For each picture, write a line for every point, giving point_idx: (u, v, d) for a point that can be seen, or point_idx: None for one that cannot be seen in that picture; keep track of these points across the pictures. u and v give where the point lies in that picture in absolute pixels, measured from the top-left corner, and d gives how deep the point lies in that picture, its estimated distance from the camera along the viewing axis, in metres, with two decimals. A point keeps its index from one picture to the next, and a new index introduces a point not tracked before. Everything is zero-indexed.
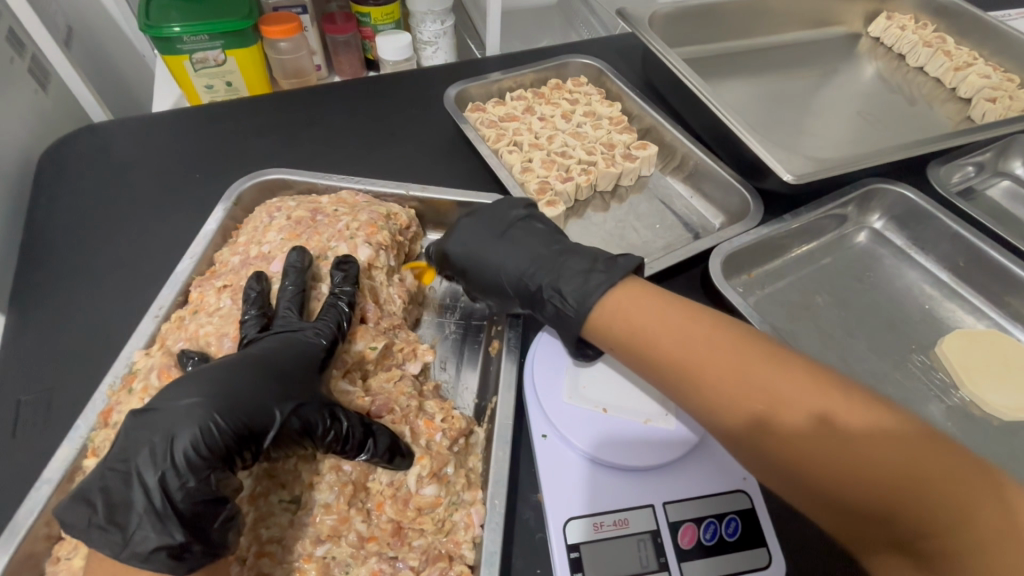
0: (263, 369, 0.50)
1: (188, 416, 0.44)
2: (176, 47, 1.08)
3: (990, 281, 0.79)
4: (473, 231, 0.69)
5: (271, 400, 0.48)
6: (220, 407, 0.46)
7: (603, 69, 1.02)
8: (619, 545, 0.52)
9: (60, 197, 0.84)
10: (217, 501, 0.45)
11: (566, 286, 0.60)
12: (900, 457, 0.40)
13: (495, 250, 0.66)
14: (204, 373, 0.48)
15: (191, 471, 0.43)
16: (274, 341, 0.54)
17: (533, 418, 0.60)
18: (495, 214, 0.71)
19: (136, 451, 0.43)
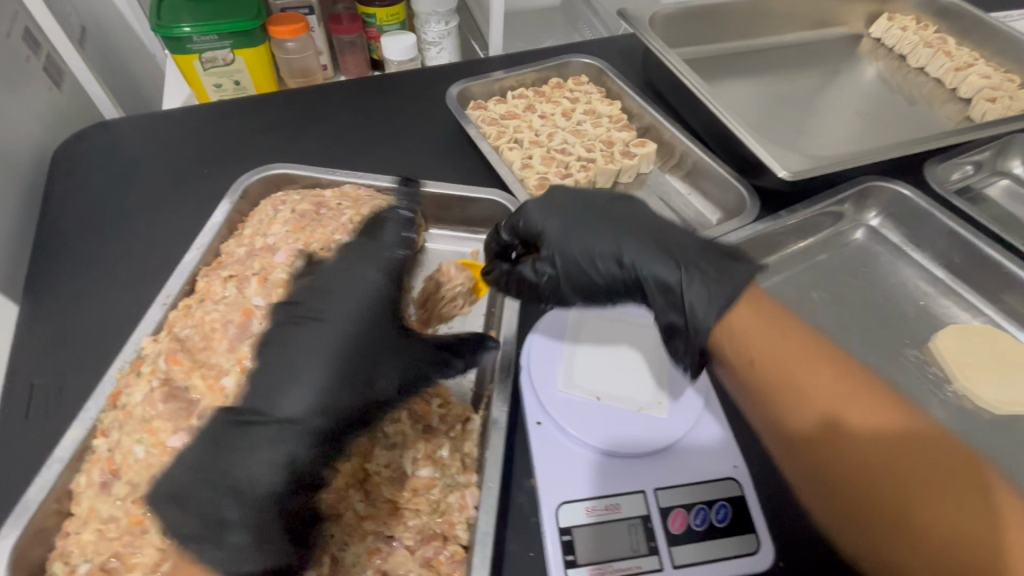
0: (348, 348, 0.55)
1: (291, 424, 0.49)
2: (186, 46, 1.11)
3: (985, 278, 0.79)
4: (564, 211, 0.66)
5: (373, 369, 0.55)
6: (320, 403, 0.51)
7: (603, 69, 1.04)
8: (610, 529, 0.53)
9: (72, 191, 0.86)
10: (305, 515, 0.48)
11: (694, 274, 0.59)
12: (937, 506, 0.46)
13: (600, 231, 0.64)
14: (279, 363, 0.53)
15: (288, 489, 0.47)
16: (343, 301, 0.59)
17: (528, 405, 0.62)
18: (587, 197, 0.68)
19: (235, 467, 0.47)
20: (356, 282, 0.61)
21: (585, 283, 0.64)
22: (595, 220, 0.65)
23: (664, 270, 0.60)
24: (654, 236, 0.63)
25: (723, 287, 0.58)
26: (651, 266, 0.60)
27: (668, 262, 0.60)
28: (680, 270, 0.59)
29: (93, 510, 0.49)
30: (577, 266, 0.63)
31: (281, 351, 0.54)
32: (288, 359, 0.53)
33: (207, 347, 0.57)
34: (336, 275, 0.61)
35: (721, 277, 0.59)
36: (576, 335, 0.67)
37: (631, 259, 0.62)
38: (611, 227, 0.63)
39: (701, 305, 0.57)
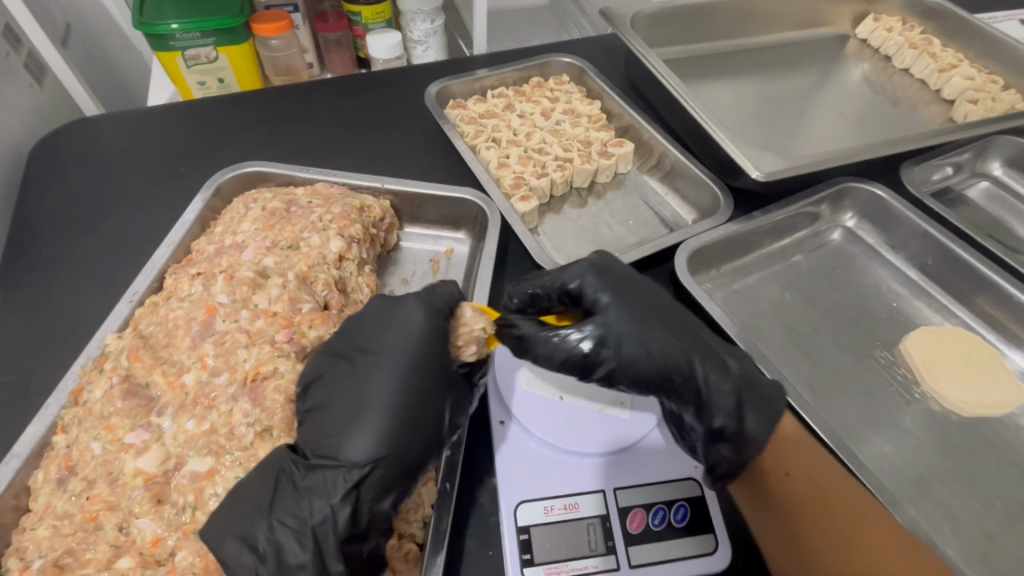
0: (409, 384, 0.50)
1: (374, 465, 0.46)
2: (169, 43, 1.10)
3: (958, 279, 0.79)
4: (625, 286, 0.58)
5: (436, 408, 0.50)
6: (391, 442, 0.47)
7: (584, 68, 1.04)
8: (568, 528, 0.54)
9: (48, 187, 0.86)
10: (374, 553, 0.47)
11: (747, 390, 0.57)
12: None
13: (666, 318, 0.57)
14: (343, 401, 0.50)
15: (359, 531, 0.46)
16: (390, 336, 0.53)
17: (492, 405, 0.62)
18: (642, 277, 0.61)
19: (308, 511, 0.45)
20: (401, 315, 0.55)
21: (642, 369, 0.55)
22: (658, 306, 0.58)
23: (726, 380, 0.56)
24: (712, 338, 0.59)
25: (774, 409, 0.58)
26: (714, 373, 0.56)
27: (729, 374, 0.57)
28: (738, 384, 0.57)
29: (50, 506, 0.49)
30: (637, 350, 0.55)
31: (345, 387, 0.50)
32: (348, 398, 0.50)
33: (170, 344, 0.58)
34: (381, 308, 0.56)
35: (772, 398, 0.58)
36: None
37: (694, 358, 0.56)
38: (669, 319, 0.57)
39: (749, 420, 0.57)
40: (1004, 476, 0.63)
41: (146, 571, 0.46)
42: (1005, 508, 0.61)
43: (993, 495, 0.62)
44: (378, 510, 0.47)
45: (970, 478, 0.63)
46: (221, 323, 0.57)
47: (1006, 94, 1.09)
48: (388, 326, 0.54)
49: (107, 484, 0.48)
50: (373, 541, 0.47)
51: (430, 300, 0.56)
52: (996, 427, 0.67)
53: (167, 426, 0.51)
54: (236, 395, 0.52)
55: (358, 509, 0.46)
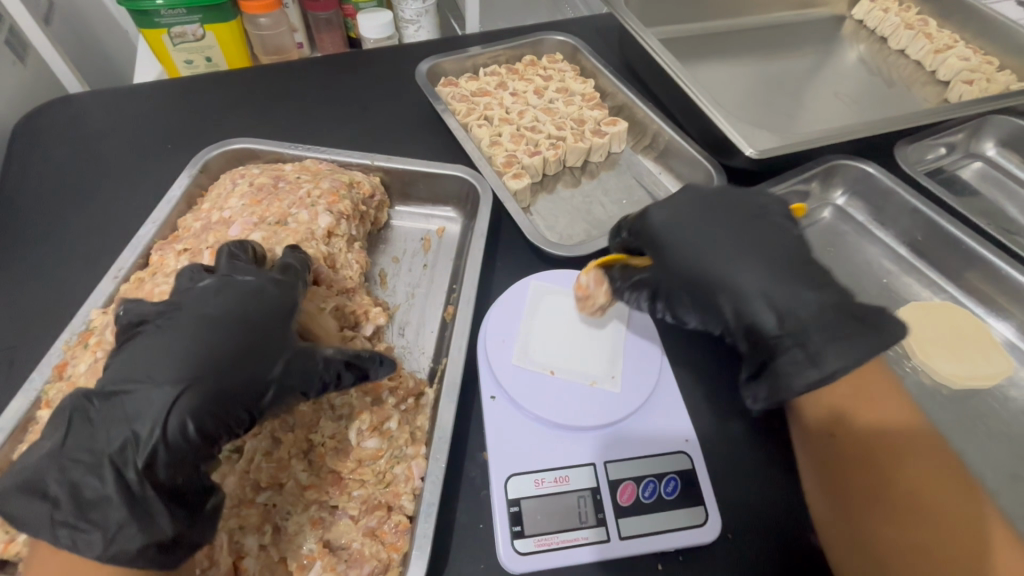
0: (235, 330, 0.47)
1: (180, 391, 0.43)
2: (154, 20, 1.08)
3: (949, 256, 0.79)
4: (706, 209, 0.58)
5: (269, 355, 0.47)
6: (199, 372, 0.44)
7: (578, 47, 1.02)
8: (559, 500, 0.54)
9: (32, 165, 0.84)
10: (195, 481, 0.45)
11: (799, 321, 0.48)
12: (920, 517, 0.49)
13: (734, 241, 0.55)
14: (155, 344, 0.45)
15: (167, 461, 0.43)
16: (217, 284, 0.50)
17: (484, 380, 0.62)
18: (736, 203, 0.59)
19: (104, 441, 0.42)
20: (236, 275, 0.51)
21: (685, 288, 0.56)
22: (737, 233, 0.55)
23: (771, 309, 0.50)
24: (800, 269, 0.52)
25: (848, 344, 0.46)
26: (759, 298, 0.51)
27: (777, 307, 0.50)
28: (784, 315, 0.49)
29: None
30: (683, 269, 0.55)
31: (164, 325, 0.47)
32: (164, 334, 0.46)
33: None
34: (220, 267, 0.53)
35: (838, 338, 0.46)
36: (535, 309, 0.67)
37: (744, 288, 0.52)
38: (733, 256, 0.54)
39: (808, 358, 0.47)
40: (995, 447, 0.64)
41: None
42: (993, 480, 0.61)
43: (982, 467, 0.62)
44: (187, 438, 0.43)
45: (960, 450, 0.63)
46: None
47: (1001, 75, 1.09)
48: (222, 281, 0.51)
49: None
50: (190, 471, 0.44)
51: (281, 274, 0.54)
52: (985, 399, 0.68)
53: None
54: None
55: (165, 439, 0.43)
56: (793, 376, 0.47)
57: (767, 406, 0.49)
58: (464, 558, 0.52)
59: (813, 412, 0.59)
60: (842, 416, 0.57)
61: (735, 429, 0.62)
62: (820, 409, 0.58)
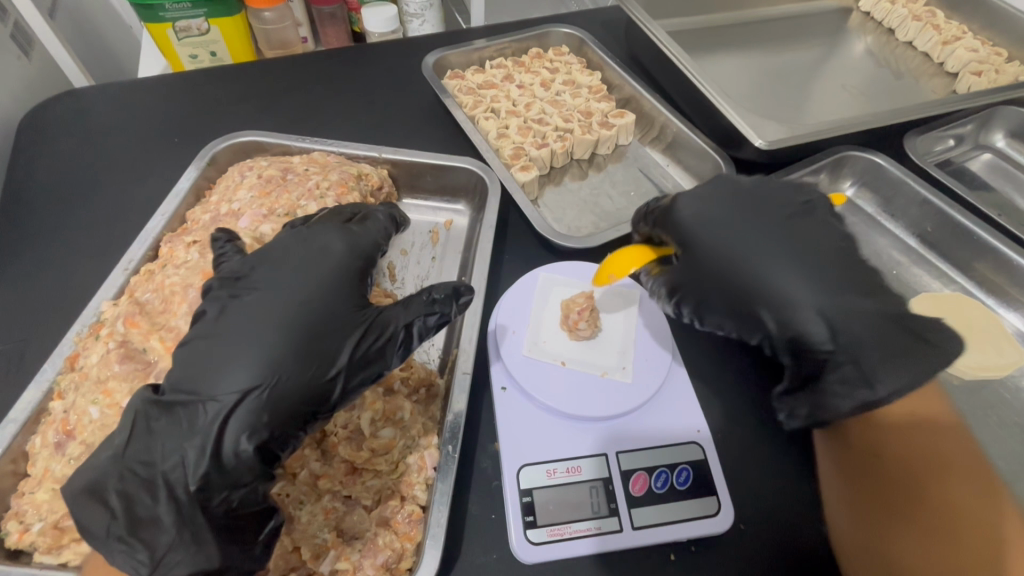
0: (302, 320, 0.47)
1: (245, 394, 0.43)
2: (158, 14, 1.07)
3: (960, 247, 0.79)
4: (741, 208, 0.58)
5: (336, 342, 0.47)
6: (273, 368, 0.44)
7: (584, 38, 1.02)
8: (570, 490, 0.54)
9: (38, 159, 0.84)
10: (247, 505, 0.43)
11: (853, 339, 0.51)
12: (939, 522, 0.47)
13: (776, 248, 0.55)
14: (231, 331, 0.46)
15: (222, 483, 0.42)
16: (291, 265, 0.50)
17: (493, 371, 0.62)
18: (769, 201, 0.59)
19: (160, 455, 0.41)
20: (308, 242, 0.53)
21: (728, 300, 0.55)
22: (776, 237, 0.56)
23: (822, 321, 0.51)
24: (840, 274, 0.54)
25: (907, 361, 0.49)
26: (806, 310, 0.52)
27: (829, 321, 0.51)
28: (837, 330, 0.51)
29: (48, 470, 0.49)
30: (728, 280, 0.54)
31: (240, 311, 0.47)
32: (237, 322, 0.46)
33: (166, 310, 0.56)
34: (292, 239, 0.52)
35: (893, 359, 0.50)
36: (545, 300, 0.67)
37: (796, 300, 0.52)
38: (778, 261, 0.54)
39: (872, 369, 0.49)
40: (1006, 438, 0.64)
41: None
42: (1007, 470, 0.61)
43: (995, 457, 0.62)
44: (242, 459, 0.42)
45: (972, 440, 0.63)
46: None
47: (1010, 67, 1.08)
48: (286, 260, 0.51)
49: None
50: (248, 492, 0.43)
51: (353, 241, 0.54)
52: (996, 389, 0.68)
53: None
54: None
55: (218, 458, 0.42)
56: (844, 397, 0.50)
57: (807, 424, 0.53)
58: (478, 548, 0.52)
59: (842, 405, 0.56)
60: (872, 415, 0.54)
61: (744, 419, 0.61)
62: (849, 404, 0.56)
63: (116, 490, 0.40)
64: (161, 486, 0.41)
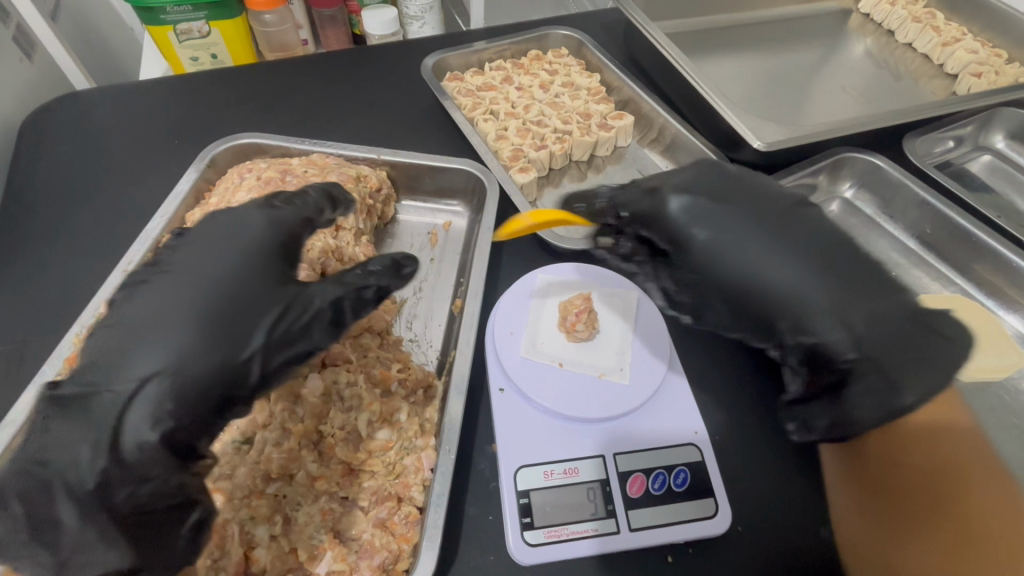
0: (214, 303, 0.45)
1: (149, 378, 0.42)
2: (160, 17, 1.08)
3: (958, 249, 0.79)
4: (750, 206, 0.56)
5: (251, 322, 0.46)
6: (183, 353, 0.43)
7: (583, 41, 1.02)
8: (567, 491, 0.54)
9: (40, 161, 0.85)
10: (161, 501, 0.41)
11: (874, 345, 0.52)
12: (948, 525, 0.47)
13: (792, 251, 0.54)
14: (135, 316, 0.44)
15: (125, 476, 0.39)
16: (204, 247, 0.49)
17: (491, 373, 0.62)
18: (765, 195, 0.57)
19: (55, 453, 0.39)
20: (224, 222, 0.51)
21: (745, 310, 0.55)
22: (791, 238, 0.55)
23: (845, 332, 0.52)
24: (850, 275, 0.54)
25: (925, 367, 0.51)
26: (825, 318, 0.52)
27: (852, 331, 0.52)
28: (860, 340, 0.52)
29: None
30: (741, 288, 0.54)
31: (151, 293, 0.45)
32: (142, 306, 0.44)
33: None
34: (212, 221, 0.51)
35: (912, 361, 0.51)
36: (543, 302, 0.67)
37: (818, 312, 0.52)
38: (790, 266, 0.54)
39: (897, 376, 0.51)
40: (1005, 439, 0.64)
41: None
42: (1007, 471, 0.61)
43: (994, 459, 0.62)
44: (148, 451, 0.40)
45: None
46: None
47: (1010, 68, 1.08)
48: (199, 242, 0.49)
49: None
50: (159, 484, 0.41)
51: (275, 217, 0.53)
52: (995, 391, 0.68)
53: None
54: None
55: (116, 450, 0.40)
56: (866, 406, 0.53)
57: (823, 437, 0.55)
58: (475, 550, 0.52)
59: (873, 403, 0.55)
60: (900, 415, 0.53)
61: (741, 421, 0.61)
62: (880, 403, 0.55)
63: (20, 493, 0.37)
64: (56, 486, 0.38)
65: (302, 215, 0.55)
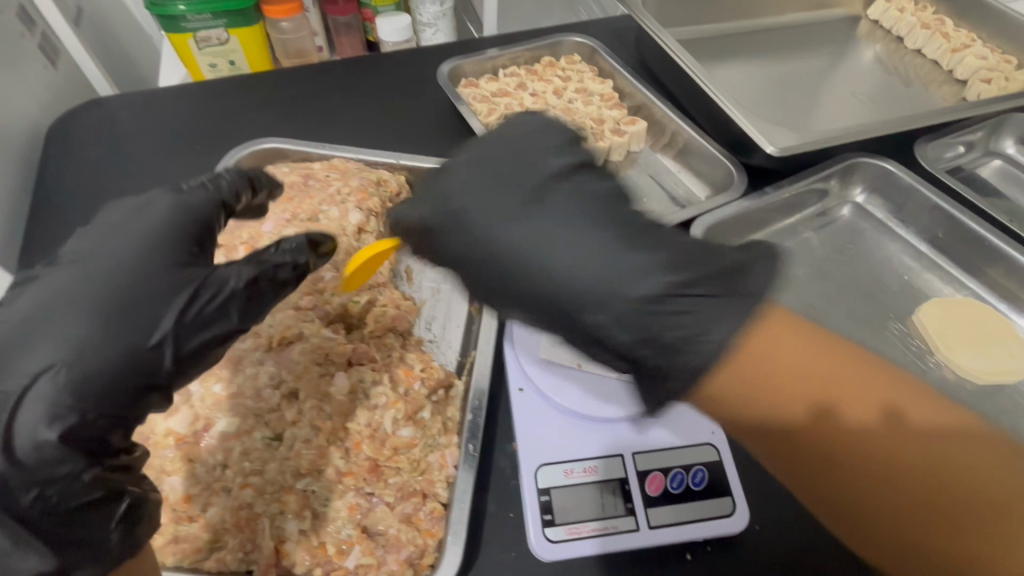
0: (121, 292, 0.45)
1: (44, 373, 0.41)
2: (180, 24, 1.11)
3: (969, 253, 0.80)
4: (509, 193, 0.54)
5: (161, 309, 0.45)
6: (84, 346, 0.43)
7: (596, 48, 1.04)
8: (589, 489, 0.55)
9: (67, 166, 0.87)
10: (71, 497, 0.41)
11: (694, 314, 0.48)
12: (919, 485, 0.48)
13: (562, 229, 0.51)
14: (36, 311, 0.44)
15: (28, 481, 0.40)
16: (110, 237, 0.48)
17: (511, 373, 0.62)
18: (527, 192, 0.54)
19: None
20: (133, 210, 0.50)
21: (533, 313, 0.52)
22: (560, 214, 0.52)
23: (614, 324, 0.49)
24: (627, 255, 0.49)
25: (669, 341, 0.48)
26: (603, 314, 0.49)
27: (619, 323, 0.49)
28: (623, 329, 0.49)
29: None
30: (520, 294, 0.52)
31: (46, 289, 0.45)
32: (46, 301, 0.44)
33: None
34: (115, 210, 0.50)
35: (706, 328, 0.48)
36: None
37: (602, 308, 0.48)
38: (570, 262, 0.50)
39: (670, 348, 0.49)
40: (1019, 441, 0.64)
41: (180, 526, 0.48)
42: None
43: None
44: (44, 450, 0.40)
45: None
46: None
47: (1020, 74, 1.09)
48: (105, 231, 0.49)
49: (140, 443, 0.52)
50: (67, 482, 0.41)
51: (181, 199, 0.51)
52: (1010, 394, 0.68)
53: (215, 390, 0.53)
54: (262, 360, 0.56)
55: (14, 451, 0.40)
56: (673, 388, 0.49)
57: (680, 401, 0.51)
58: (497, 546, 0.53)
59: (858, 405, 0.51)
60: (890, 413, 0.51)
61: None
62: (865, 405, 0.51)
63: None
64: None
65: (215, 198, 0.54)
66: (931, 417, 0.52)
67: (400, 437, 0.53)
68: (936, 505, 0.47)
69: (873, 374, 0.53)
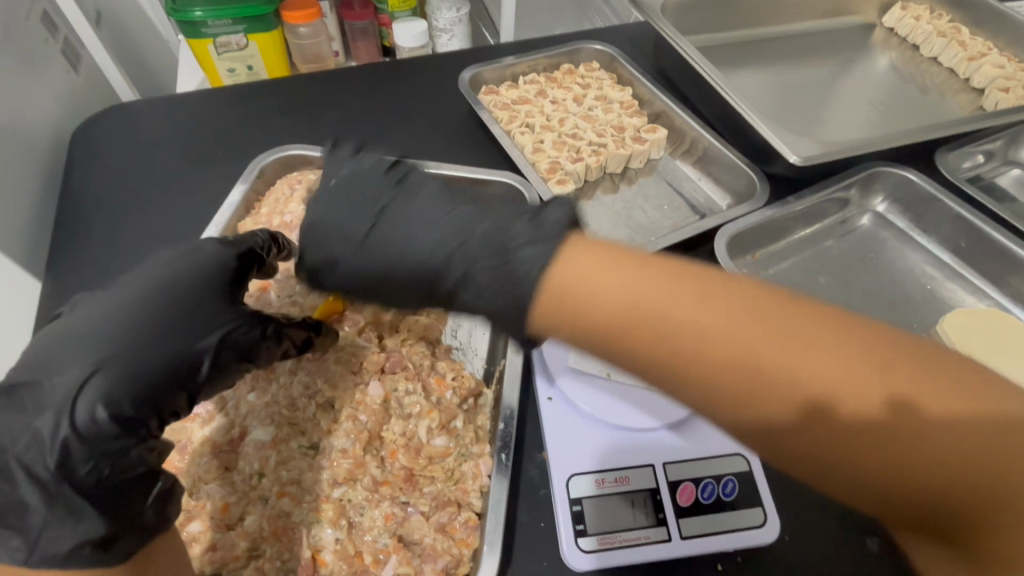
0: (170, 301, 0.48)
1: (91, 369, 0.44)
2: (201, 30, 1.11)
3: (993, 264, 0.80)
4: (356, 199, 0.56)
5: (202, 322, 0.48)
6: (130, 347, 0.45)
7: (615, 55, 1.04)
8: (621, 498, 0.55)
9: (91, 171, 0.88)
10: (127, 469, 0.44)
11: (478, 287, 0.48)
12: (941, 455, 0.32)
13: (412, 223, 0.53)
14: (88, 315, 0.47)
15: (87, 453, 0.43)
16: (160, 255, 0.52)
17: (540, 382, 0.62)
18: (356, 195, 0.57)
19: (17, 436, 0.42)
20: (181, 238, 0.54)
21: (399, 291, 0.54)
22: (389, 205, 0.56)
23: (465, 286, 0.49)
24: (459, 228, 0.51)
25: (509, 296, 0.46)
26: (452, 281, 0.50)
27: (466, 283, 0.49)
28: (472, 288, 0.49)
29: None
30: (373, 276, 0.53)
31: (97, 296, 0.48)
32: (94, 306, 0.47)
33: None
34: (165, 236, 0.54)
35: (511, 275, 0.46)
36: None
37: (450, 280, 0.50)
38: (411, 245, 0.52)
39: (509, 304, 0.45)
40: None
41: (217, 534, 0.49)
42: None
43: None
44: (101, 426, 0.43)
45: None
46: (276, 298, 0.63)
47: None
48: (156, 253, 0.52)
49: (178, 451, 0.52)
50: (118, 456, 0.44)
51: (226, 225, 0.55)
52: None
53: (250, 399, 0.55)
54: (295, 369, 0.56)
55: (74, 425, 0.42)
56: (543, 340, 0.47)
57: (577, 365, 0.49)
58: (530, 555, 0.53)
59: (853, 388, 0.33)
60: (818, 408, 0.34)
61: None
62: (773, 396, 0.35)
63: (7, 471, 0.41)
64: (20, 468, 0.41)
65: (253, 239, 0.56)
66: (922, 387, 0.33)
67: (433, 448, 0.54)
68: (966, 473, 0.32)
69: (768, 331, 0.35)
